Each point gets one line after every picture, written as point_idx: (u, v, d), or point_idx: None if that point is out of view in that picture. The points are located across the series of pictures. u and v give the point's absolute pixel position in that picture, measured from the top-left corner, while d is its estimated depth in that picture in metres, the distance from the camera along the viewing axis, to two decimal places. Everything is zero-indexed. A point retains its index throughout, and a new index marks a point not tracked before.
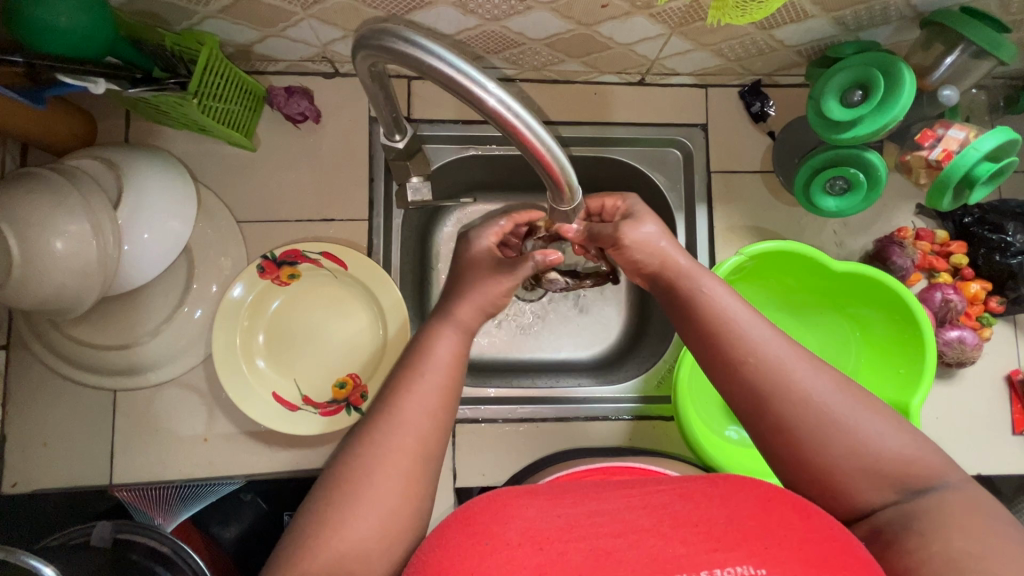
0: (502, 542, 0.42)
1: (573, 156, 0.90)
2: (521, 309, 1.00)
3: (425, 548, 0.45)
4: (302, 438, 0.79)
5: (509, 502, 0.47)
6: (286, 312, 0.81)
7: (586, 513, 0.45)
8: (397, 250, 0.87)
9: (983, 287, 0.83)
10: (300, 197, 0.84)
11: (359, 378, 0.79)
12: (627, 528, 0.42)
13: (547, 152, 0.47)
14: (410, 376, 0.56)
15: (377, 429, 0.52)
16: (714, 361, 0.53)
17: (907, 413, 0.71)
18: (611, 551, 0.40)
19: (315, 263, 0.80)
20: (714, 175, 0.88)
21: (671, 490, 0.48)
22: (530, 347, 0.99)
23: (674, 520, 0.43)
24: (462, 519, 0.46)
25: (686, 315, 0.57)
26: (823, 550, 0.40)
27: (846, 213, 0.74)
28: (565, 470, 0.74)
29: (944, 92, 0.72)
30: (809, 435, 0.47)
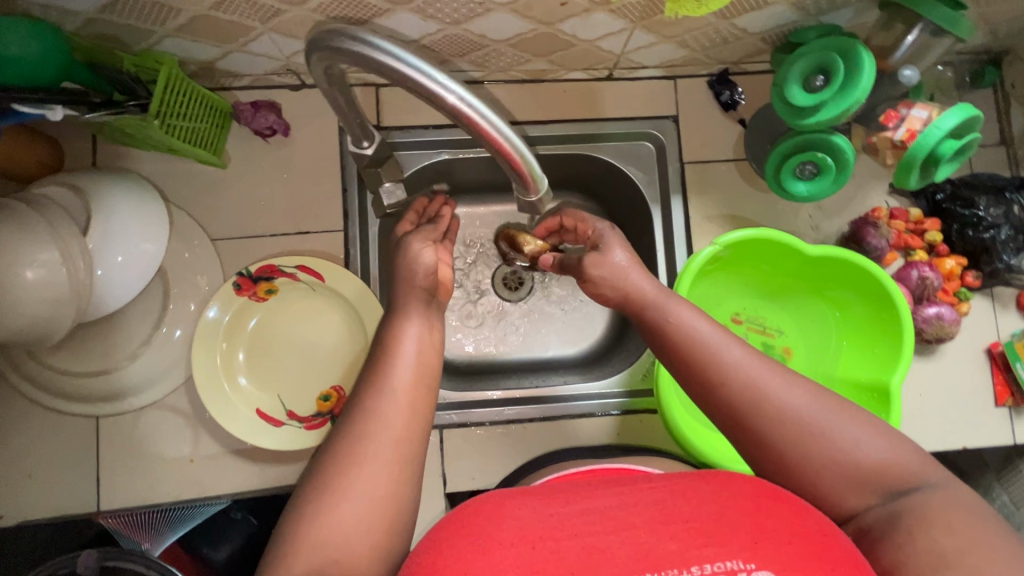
0: (494, 543, 0.42)
1: (545, 155, 0.90)
2: (504, 309, 1.00)
3: (420, 549, 0.45)
4: (288, 453, 0.79)
5: (501, 502, 0.47)
6: (265, 328, 0.80)
7: (578, 510, 0.45)
8: (376, 258, 0.87)
9: (958, 263, 0.84)
10: (274, 212, 0.83)
11: (343, 390, 0.79)
12: (620, 524, 0.43)
13: (509, 145, 0.49)
14: (381, 370, 0.55)
15: (359, 433, 0.51)
16: (686, 365, 0.54)
17: (888, 393, 0.72)
18: (603, 547, 0.41)
19: (291, 277, 0.79)
20: (687, 166, 0.88)
21: (662, 486, 0.48)
22: (516, 348, 0.99)
23: (663, 515, 0.43)
24: (455, 521, 0.45)
25: (659, 330, 0.57)
26: (807, 542, 0.41)
27: (817, 196, 0.74)
28: (556, 471, 0.74)
29: (904, 72, 0.71)
30: (787, 424, 0.48)
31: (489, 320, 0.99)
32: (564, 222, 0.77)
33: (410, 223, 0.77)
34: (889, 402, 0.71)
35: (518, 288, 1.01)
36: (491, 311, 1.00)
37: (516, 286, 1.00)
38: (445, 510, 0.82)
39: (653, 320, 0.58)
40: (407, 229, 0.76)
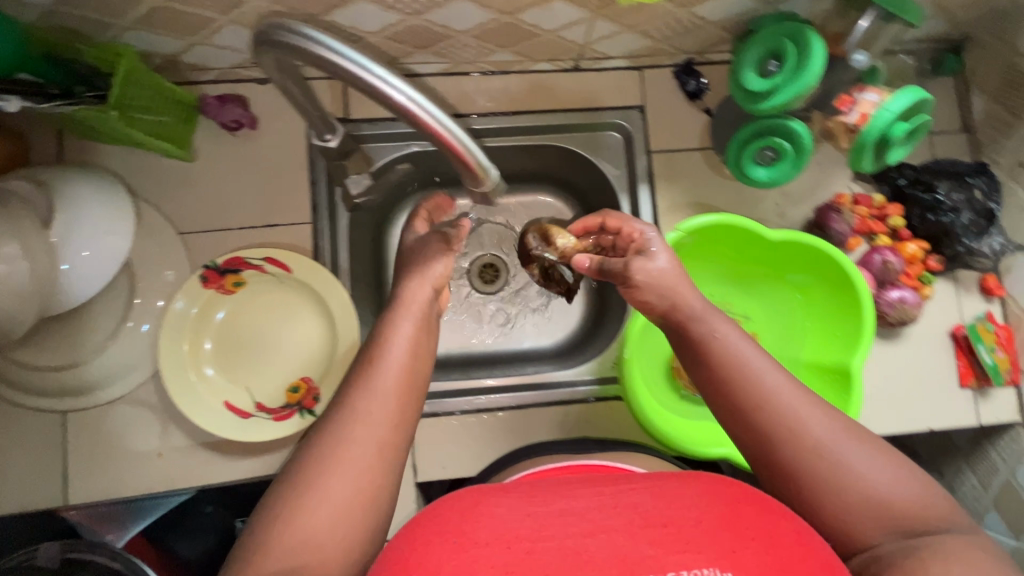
0: (470, 542, 0.41)
1: (492, 146, 0.91)
2: (480, 301, 1.01)
3: (391, 548, 0.43)
4: (257, 445, 0.79)
5: (478, 499, 0.45)
6: (233, 320, 0.81)
7: (553, 509, 0.44)
8: (345, 250, 0.87)
9: (920, 247, 0.85)
10: (244, 205, 0.84)
11: (312, 381, 0.79)
12: (599, 527, 0.41)
13: (449, 135, 0.51)
14: (365, 370, 0.55)
15: (335, 433, 0.51)
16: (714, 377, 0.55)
17: (850, 373, 0.73)
18: (580, 551, 0.39)
19: (259, 269, 0.79)
20: (654, 155, 0.89)
21: (643, 486, 0.46)
22: (491, 339, 0.99)
23: (645, 519, 0.42)
24: (429, 517, 0.44)
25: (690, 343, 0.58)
26: (792, 556, 0.40)
27: (778, 181, 0.74)
28: (529, 467, 0.72)
29: (855, 57, 0.69)
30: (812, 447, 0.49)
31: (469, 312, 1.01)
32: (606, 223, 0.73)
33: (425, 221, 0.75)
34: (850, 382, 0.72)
35: (494, 281, 1.02)
36: (467, 302, 1.01)
37: (492, 279, 1.02)
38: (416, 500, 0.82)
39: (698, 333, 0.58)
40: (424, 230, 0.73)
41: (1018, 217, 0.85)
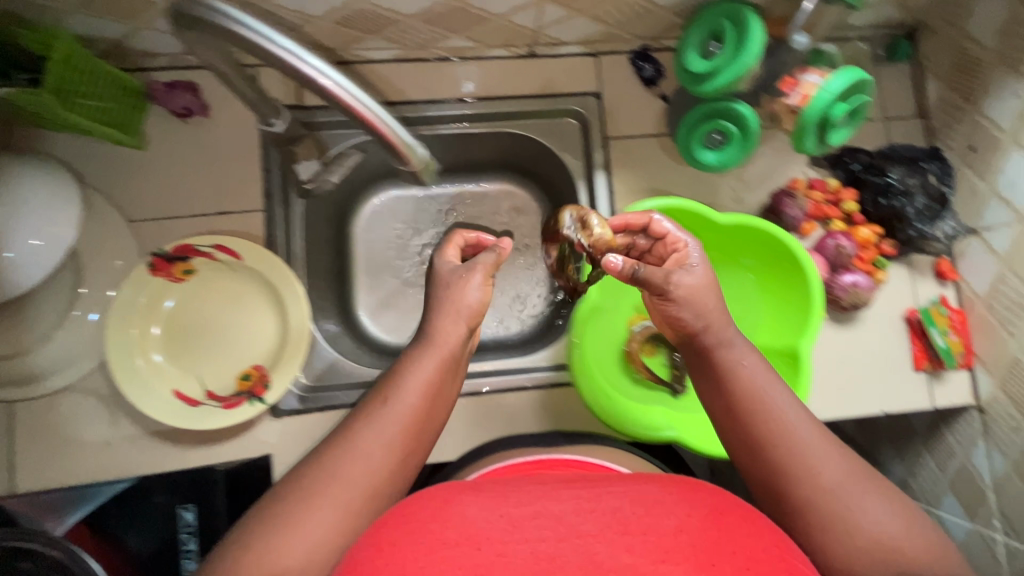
0: (439, 541, 0.43)
1: (444, 133, 0.90)
2: None
3: (357, 549, 0.45)
4: (209, 433, 0.79)
5: (448, 499, 0.49)
6: (183, 308, 0.80)
7: (529, 512, 0.46)
8: (299, 237, 0.87)
9: (873, 232, 0.85)
10: (195, 193, 0.83)
11: (264, 368, 0.79)
12: (571, 532, 0.44)
13: (379, 121, 0.57)
14: (378, 402, 0.59)
15: (338, 455, 0.55)
16: (733, 415, 0.58)
17: (798, 356, 0.73)
18: (554, 556, 0.42)
19: (209, 256, 0.79)
20: (610, 141, 0.89)
21: (620, 492, 0.49)
22: None
23: (621, 525, 0.44)
24: (402, 515, 0.47)
25: (710, 376, 0.61)
26: (757, 566, 0.42)
27: (728, 164, 0.74)
28: (503, 460, 0.69)
29: (797, 38, 0.69)
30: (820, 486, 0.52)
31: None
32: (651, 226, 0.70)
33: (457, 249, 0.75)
34: (798, 365, 0.72)
35: None
36: None
37: None
38: None
39: (724, 360, 0.60)
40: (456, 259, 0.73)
41: (970, 201, 0.85)
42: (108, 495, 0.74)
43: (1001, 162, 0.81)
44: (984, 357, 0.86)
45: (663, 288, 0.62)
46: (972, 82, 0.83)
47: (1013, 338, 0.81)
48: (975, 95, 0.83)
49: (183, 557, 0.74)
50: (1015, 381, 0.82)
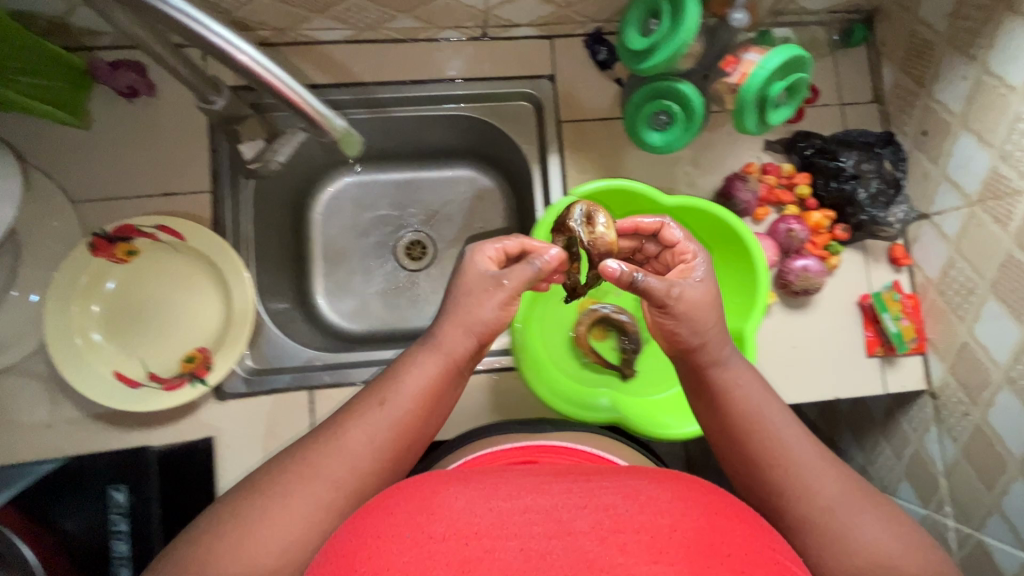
0: (421, 536, 0.39)
1: (397, 116, 0.91)
2: (410, 279, 1.07)
3: (337, 543, 0.42)
4: (152, 416, 0.78)
5: (436, 489, 0.45)
6: (125, 290, 0.78)
7: (519, 507, 0.42)
8: (248, 219, 0.87)
9: (825, 216, 0.85)
10: (139, 173, 0.82)
11: (207, 351, 0.78)
12: (563, 529, 0.39)
13: (300, 99, 0.57)
14: (375, 402, 0.59)
15: (325, 452, 0.55)
16: (727, 432, 0.60)
17: (743, 338, 0.73)
18: (543, 554, 0.37)
19: (151, 237, 0.77)
20: (564, 125, 0.88)
21: (615, 487, 0.45)
22: (415, 316, 1.05)
23: (614, 523, 0.40)
24: (383, 507, 0.43)
25: (704, 398, 0.63)
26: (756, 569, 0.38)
27: (672, 146, 0.74)
28: (487, 447, 0.64)
29: (736, 17, 0.67)
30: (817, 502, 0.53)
31: (392, 290, 1.06)
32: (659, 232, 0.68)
33: (493, 259, 0.66)
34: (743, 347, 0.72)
35: (421, 258, 1.08)
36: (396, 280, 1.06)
37: (419, 256, 1.08)
38: None
39: (716, 380, 0.61)
40: (493, 269, 0.64)
41: (922, 186, 0.85)
42: (35, 475, 0.73)
43: (951, 147, 0.80)
44: (935, 342, 0.86)
45: (670, 301, 0.59)
46: (925, 66, 0.83)
47: (962, 323, 0.81)
48: (927, 80, 0.83)
49: (115, 537, 0.73)
50: (965, 366, 0.81)
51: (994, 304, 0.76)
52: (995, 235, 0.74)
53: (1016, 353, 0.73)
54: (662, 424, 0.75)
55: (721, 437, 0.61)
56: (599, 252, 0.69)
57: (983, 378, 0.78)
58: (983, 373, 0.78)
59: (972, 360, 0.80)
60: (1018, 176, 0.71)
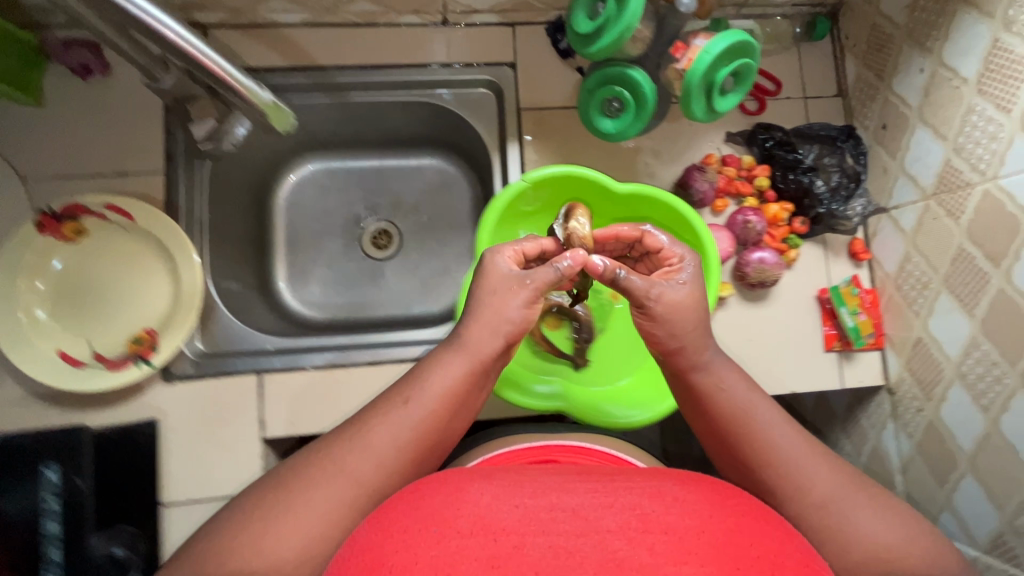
0: (449, 531, 0.39)
1: (358, 101, 0.91)
2: (375, 267, 1.05)
3: (361, 534, 0.41)
4: (98, 397, 0.77)
5: (461, 486, 0.45)
6: (71, 269, 0.78)
7: (545, 503, 0.42)
8: (204, 201, 0.86)
9: (783, 208, 0.85)
10: (92, 152, 0.81)
11: (156, 333, 0.77)
12: (590, 527, 0.39)
13: (229, 77, 0.57)
14: (399, 402, 0.58)
15: (348, 449, 0.55)
16: (724, 436, 0.59)
17: None
18: (571, 551, 0.37)
19: (100, 216, 0.77)
20: (524, 113, 0.88)
21: (641, 487, 0.44)
22: (379, 305, 1.03)
23: (642, 522, 0.40)
24: (409, 503, 0.43)
25: (696, 404, 0.62)
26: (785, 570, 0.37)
27: (624, 133, 0.73)
28: (504, 445, 0.68)
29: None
30: (814, 496, 0.54)
31: (355, 277, 1.05)
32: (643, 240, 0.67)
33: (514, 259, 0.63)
34: None
35: (387, 247, 1.07)
36: (360, 269, 1.05)
37: (385, 245, 1.06)
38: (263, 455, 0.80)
39: (701, 384, 0.61)
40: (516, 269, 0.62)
41: (880, 180, 0.85)
42: None
43: (908, 140, 0.80)
44: (892, 336, 0.86)
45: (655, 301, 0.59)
46: (884, 60, 0.83)
47: (918, 318, 0.80)
48: (886, 73, 0.83)
49: (45, 517, 0.69)
50: (919, 360, 0.81)
51: (946, 298, 0.76)
52: (948, 229, 0.74)
53: (967, 346, 0.73)
54: (606, 414, 0.75)
55: (714, 438, 0.60)
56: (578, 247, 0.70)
57: (936, 373, 0.78)
58: (936, 368, 0.78)
59: (926, 355, 0.80)
60: (970, 169, 0.70)
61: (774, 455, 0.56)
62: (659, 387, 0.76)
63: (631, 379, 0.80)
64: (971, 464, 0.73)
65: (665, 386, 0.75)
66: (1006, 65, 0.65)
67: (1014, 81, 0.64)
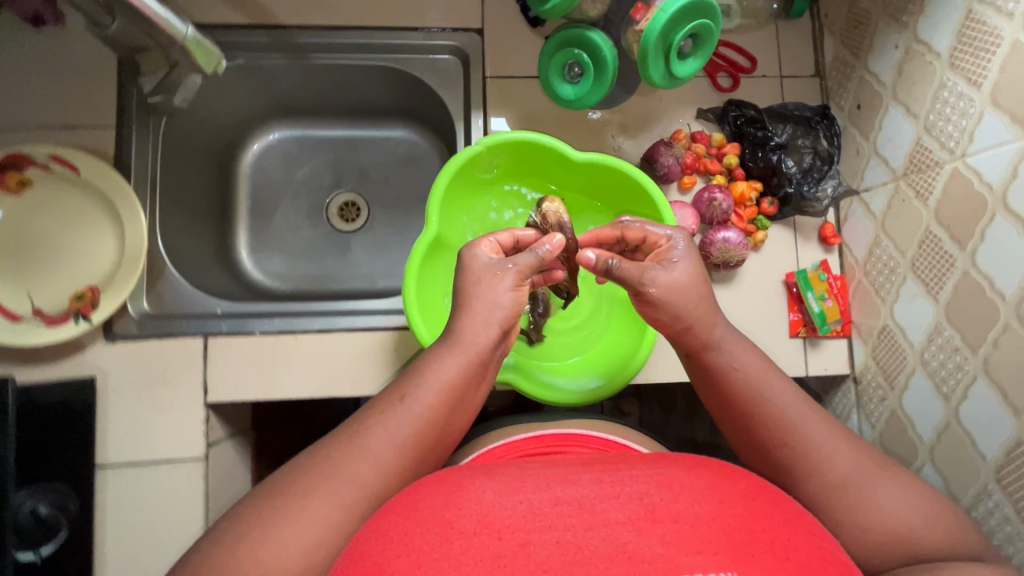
0: (453, 532, 0.38)
1: (319, 63, 0.90)
2: (340, 239, 1.02)
3: (360, 541, 0.40)
4: (40, 352, 0.75)
5: (460, 483, 0.43)
6: (13, 220, 0.76)
7: (550, 497, 0.41)
8: (159, 160, 0.84)
9: (750, 187, 0.82)
10: (41, 101, 0.79)
11: (98, 289, 0.75)
12: (597, 519, 0.39)
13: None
14: (398, 398, 0.53)
15: (344, 452, 0.49)
16: (740, 423, 0.55)
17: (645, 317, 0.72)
18: (580, 546, 0.37)
19: (44, 167, 0.75)
20: (490, 81, 0.85)
21: (646, 474, 0.43)
22: (342, 279, 1.00)
23: (649, 512, 0.39)
24: (408, 504, 0.41)
25: (706, 387, 0.58)
26: (800, 557, 0.37)
27: (583, 99, 0.77)
28: (504, 437, 0.65)
29: None
30: (831, 478, 0.49)
31: (320, 250, 1.01)
32: (623, 236, 0.63)
33: (495, 248, 0.63)
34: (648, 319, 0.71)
35: (353, 220, 1.03)
36: (324, 240, 1.02)
37: (352, 218, 1.03)
38: (206, 419, 0.77)
39: (715, 363, 0.57)
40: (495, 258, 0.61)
41: (853, 162, 0.83)
42: None
43: (881, 120, 0.77)
44: (859, 324, 0.83)
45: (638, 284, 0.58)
46: (861, 37, 0.80)
47: (884, 304, 0.78)
48: (863, 50, 0.80)
49: None
50: (884, 349, 0.79)
51: (911, 283, 0.73)
52: (917, 210, 0.71)
53: (930, 332, 0.70)
54: (551, 391, 0.73)
55: (727, 421, 0.56)
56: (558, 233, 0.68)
57: (900, 361, 0.76)
58: (900, 357, 0.76)
59: (891, 343, 0.77)
60: (940, 148, 0.68)
61: (789, 435, 0.52)
62: (609, 368, 0.75)
63: (581, 358, 0.78)
64: (930, 454, 0.71)
65: (615, 366, 0.74)
66: (978, 37, 0.62)
67: (985, 53, 0.61)
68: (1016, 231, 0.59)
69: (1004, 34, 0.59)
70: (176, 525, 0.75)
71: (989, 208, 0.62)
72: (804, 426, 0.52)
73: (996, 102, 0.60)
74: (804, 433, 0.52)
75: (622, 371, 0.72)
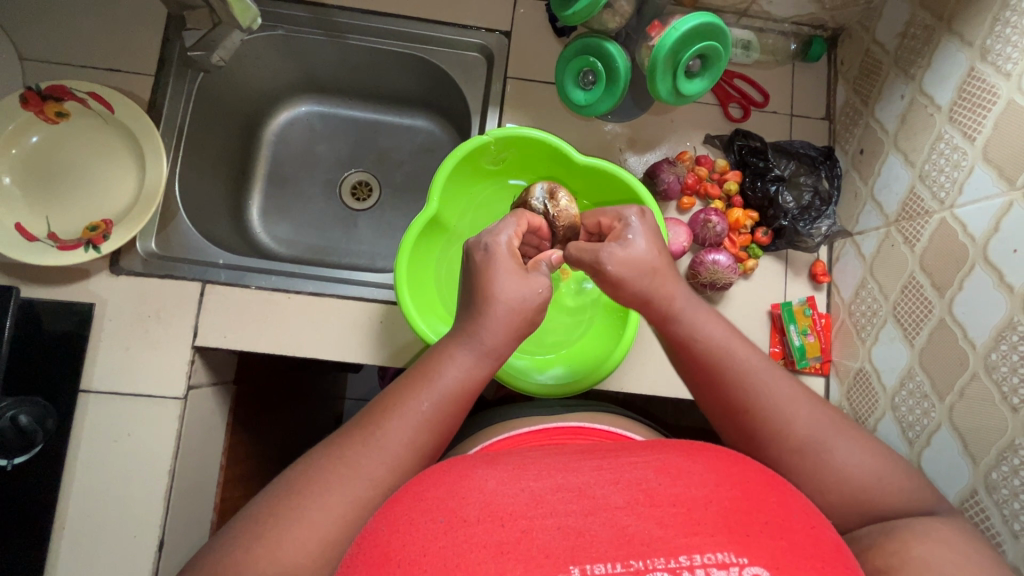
0: (457, 520, 0.37)
1: (354, 44, 0.95)
2: (349, 216, 1.06)
3: (366, 535, 0.39)
4: (50, 275, 0.79)
5: (465, 472, 0.42)
6: (47, 148, 0.81)
7: (551, 484, 0.40)
8: (189, 113, 0.89)
9: (746, 215, 0.85)
10: (86, 42, 0.84)
11: (111, 223, 0.78)
12: (597, 505, 0.39)
13: None
14: (404, 398, 0.52)
15: (347, 451, 0.48)
16: (720, 398, 0.55)
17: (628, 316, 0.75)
18: (582, 531, 0.37)
19: (82, 102, 0.79)
20: (509, 81, 0.89)
21: (645, 460, 0.43)
22: (344, 253, 1.03)
23: (648, 496, 0.39)
24: (411, 493, 0.41)
25: (680, 356, 0.57)
26: (796, 537, 0.37)
27: (594, 105, 0.82)
28: (505, 432, 0.62)
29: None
30: (796, 438, 0.51)
31: (328, 224, 1.05)
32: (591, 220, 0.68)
33: (518, 235, 0.60)
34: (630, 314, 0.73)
35: (365, 199, 1.07)
36: (335, 216, 1.05)
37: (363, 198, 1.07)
38: (190, 362, 0.80)
39: (679, 332, 0.57)
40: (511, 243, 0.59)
41: (851, 205, 0.84)
42: None
43: (880, 166, 0.79)
44: (838, 364, 0.83)
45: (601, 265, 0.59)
46: (872, 85, 0.83)
47: (863, 346, 0.79)
48: (872, 98, 0.82)
49: None
50: (857, 391, 0.79)
51: (890, 326, 0.74)
52: (903, 256, 0.73)
53: (902, 377, 0.71)
54: (510, 367, 0.74)
55: (698, 385, 0.57)
56: (565, 230, 0.73)
57: (871, 404, 0.76)
58: (872, 399, 0.76)
59: (865, 385, 0.77)
60: (930, 197, 0.69)
61: (749, 407, 0.53)
62: (576, 371, 0.76)
63: (554, 356, 0.80)
64: None
65: (586, 367, 0.76)
66: (976, 94, 0.64)
67: (982, 109, 0.63)
68: (991, 283, 0.60)
69: (1000, 93, 0.61)
70: (146, 458, 0.77)
71: (970, 258, 0.63)
72: (770, 391, 0.53)
73: (987, 157, 0.62)
74: (762, 396, 0.53)
75: (588, 374, 0.74)
